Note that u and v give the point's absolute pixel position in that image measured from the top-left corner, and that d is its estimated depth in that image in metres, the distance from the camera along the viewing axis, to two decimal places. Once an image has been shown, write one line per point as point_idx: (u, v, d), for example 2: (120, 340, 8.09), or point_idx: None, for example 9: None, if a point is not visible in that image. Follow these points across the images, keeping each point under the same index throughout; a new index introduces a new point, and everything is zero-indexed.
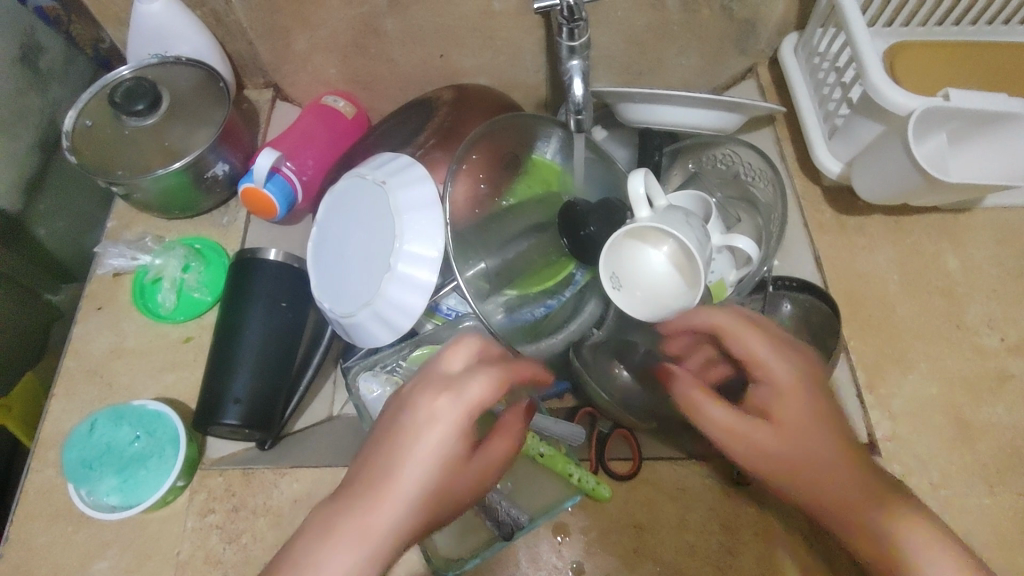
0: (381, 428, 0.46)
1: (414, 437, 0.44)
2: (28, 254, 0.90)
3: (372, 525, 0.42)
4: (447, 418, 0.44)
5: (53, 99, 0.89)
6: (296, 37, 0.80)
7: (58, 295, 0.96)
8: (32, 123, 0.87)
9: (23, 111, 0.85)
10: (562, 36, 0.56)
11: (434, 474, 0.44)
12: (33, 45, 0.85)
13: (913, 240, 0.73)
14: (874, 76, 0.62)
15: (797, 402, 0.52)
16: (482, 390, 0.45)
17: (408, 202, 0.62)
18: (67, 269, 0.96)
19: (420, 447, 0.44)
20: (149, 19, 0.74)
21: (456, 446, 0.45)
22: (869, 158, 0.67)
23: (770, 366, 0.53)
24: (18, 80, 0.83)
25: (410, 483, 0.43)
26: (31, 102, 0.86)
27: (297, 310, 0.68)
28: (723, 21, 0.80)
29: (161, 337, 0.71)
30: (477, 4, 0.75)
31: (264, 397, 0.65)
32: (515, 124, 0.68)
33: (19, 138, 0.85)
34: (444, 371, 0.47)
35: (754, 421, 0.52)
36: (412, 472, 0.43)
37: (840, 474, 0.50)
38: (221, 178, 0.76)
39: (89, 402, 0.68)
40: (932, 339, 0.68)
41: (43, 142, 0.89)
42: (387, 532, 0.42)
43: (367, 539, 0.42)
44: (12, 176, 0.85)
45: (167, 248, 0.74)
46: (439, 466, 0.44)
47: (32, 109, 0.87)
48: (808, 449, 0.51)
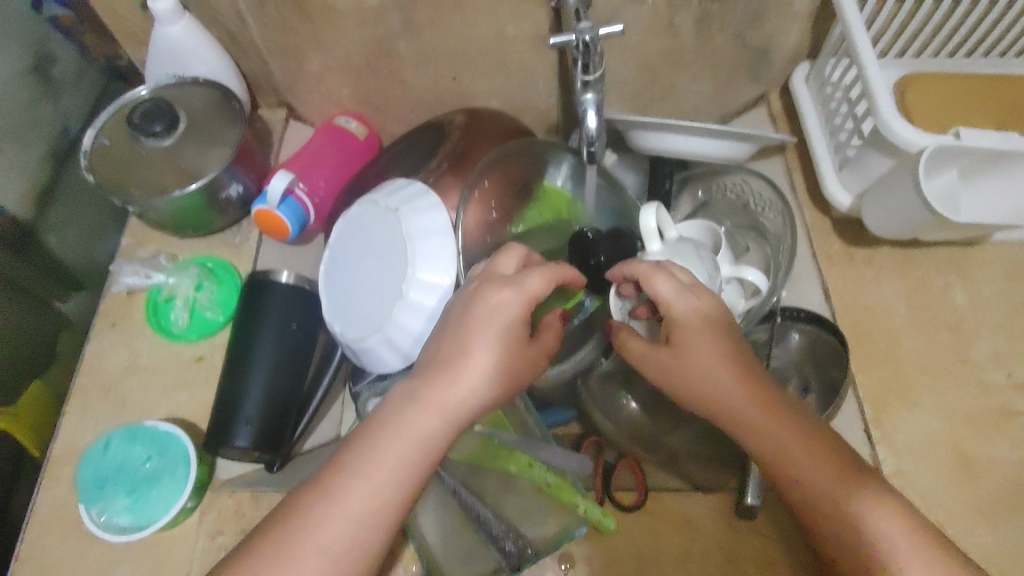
0: (448, 325, 0.52)
1: (484, 324, 0.50)
2: (36, 263, 0.91)
3: (449, 396, 0.48)
4: (512, 308, 0.51)
5: (65, 108, 0.93)
6: (311, 58, 0.81)
7: (68, 305, 0.95)
8: (42, 133, 0.91)
9: (36, 118, 0.90)
10: (578, 70, 0.57)
11: (504, 356, 0.50)
12: (46, 54, 0.88)
13: (921, 273, 0.73)
14: (886, 113, 0.62)
15: (712, 342, 0.52)
16: (538, 284, 0.52)
17: (420, 229, 0.63)
18: (78, 279, 0.95)
19: (487, 332, 0.50)
20: (168, 40, 0.75)
21: (520, 334, 0.51)
22: (880, 191, 0.68)
23: (684, 308, 0.53)
24: (28, 90, 0.88)
25: (482, 362, 0.49)
26: (42, 112, 0.90)
27: (308, 332, 0.69)
28: (734, 49, 0.80)
29: (173, 356, 0.72)
30: (490, 30, 0.76)
31: (275, 419, 0.65)
32: (527, 151, 0.68)
33: (31, 146, 0.90)
34: (503, 272, 0.53)
35: (673, 361, 0.53)
36: (486, 353, 0.49)
37: (764, 417, 0.50)
38: (235, 198, 0.77)
39: (102, 420, 0.69)
40: (939, 374, 0.68)
41: (53, 151, 0.93)
42: (461, 404, 0.48)
43: (445, 409, 0.48)
44: (21, 183, 0.89)
45: (180, 267, 0.75)
46: (506, 349, 0.50)
47: (46, 118, 0.91)
48: (730, 391, 0.51)
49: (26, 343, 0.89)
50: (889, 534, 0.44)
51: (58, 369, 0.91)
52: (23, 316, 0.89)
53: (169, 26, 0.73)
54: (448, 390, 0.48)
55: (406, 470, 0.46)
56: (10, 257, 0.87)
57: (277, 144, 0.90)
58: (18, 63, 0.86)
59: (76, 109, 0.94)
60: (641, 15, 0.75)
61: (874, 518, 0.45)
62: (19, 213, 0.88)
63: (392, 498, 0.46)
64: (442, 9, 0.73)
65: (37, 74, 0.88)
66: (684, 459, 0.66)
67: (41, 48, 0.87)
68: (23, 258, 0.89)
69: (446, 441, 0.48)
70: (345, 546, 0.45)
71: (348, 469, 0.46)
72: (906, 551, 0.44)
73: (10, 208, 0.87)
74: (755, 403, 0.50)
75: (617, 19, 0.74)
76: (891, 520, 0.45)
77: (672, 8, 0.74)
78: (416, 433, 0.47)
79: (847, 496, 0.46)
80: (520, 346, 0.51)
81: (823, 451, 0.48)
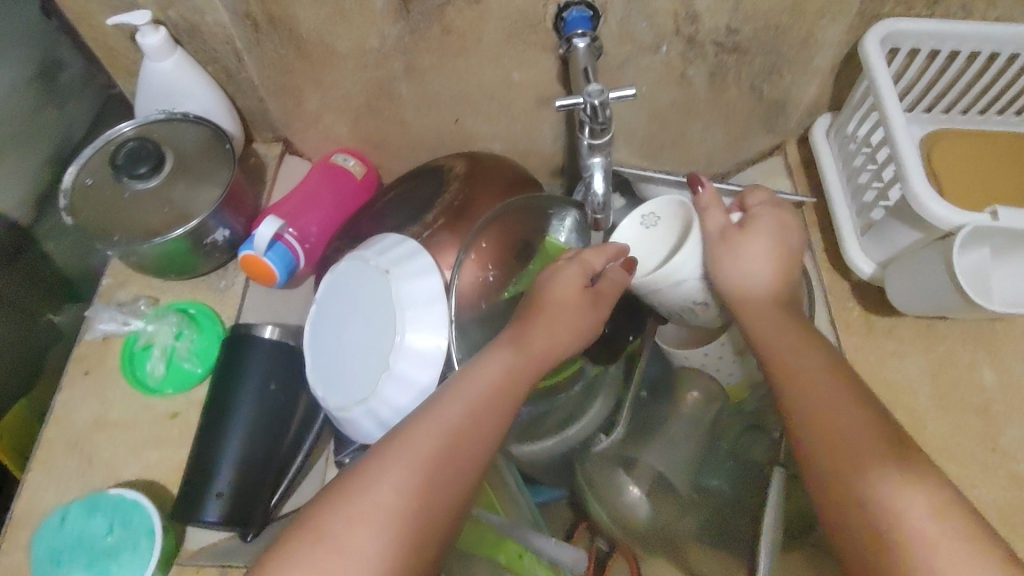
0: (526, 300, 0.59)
1: (553, 287, 0.57)
2: (35, 272, 0.86)
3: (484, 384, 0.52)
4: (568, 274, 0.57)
5: (70, 116, 0.86)
6: (307, 97, 0.78)
7: (61, 315, 0.88)
8: (45, 140, 0.85)
9: (35, 127, 0.83)
10: (585, 134, 0.53)
11: (564, 319, 0.56)
12: (53, 61, 0.81)
13: (947, 348, 0.68)
14: (916, 186, 0.57)
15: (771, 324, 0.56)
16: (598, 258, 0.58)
17: (411, 294, 0.59)
18: (76, 291, 0.89)
19: (551, 295, 0.56)
20: (158, 76, 0.72)
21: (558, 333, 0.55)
22: (907, 265, 0.63)
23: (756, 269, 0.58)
24: (30, 99, 0.82)
25: (552, 317, 0.56)
26: (46, 120, 0.84)
27: (288, 393, 0.65)
28: (751, 100, 0.76)
29: (146, 410, 0.68)
30: (495, 74, 0.72)
31: (250, 490, 0.61)
32: (524, 206, 0.65)
33: (33, 152, 0.83)
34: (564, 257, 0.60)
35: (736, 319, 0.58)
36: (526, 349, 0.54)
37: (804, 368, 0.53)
38: (221, 243, 0.73)
39: (66, 479, 0.64)
40: (965, 462, 0.64)
41: (55, 159, 0.86)
42: (535, 354, 0.55)
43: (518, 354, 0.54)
44: (21, 188, 0.83)
45: (159, 313, 0.71)
46: (570, 311, 0.56)
47: (46, 125, 0.84)
48: (792, 355, 0.54)
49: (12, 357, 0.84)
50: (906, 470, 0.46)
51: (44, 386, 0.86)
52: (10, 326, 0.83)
53: (158, 62, 0.70)
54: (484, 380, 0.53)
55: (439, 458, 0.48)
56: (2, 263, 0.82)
57: (269, 183, 0.86)
58: (22, 72, 0.80)
59: (84, 117, 0.87)
60: (654, 64, 0.71)
61: (882, 484, 0.45)
62: (20, 219, 0.83)
63: (453, 451, 0.49)
64: (446, 53, 0.70)
65: (42, 81, 0.82)
66: (686, 545, 0.62)
67: (47, 52, 0.80)
68: (16, 265, 0.84)
69: (510, 385, 0.53)
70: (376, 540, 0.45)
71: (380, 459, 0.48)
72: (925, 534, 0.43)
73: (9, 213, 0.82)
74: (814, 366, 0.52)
75: (627, 70, 0.71)
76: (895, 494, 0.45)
77: (686, 58, 0.70)
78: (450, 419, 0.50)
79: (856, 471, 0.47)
80: (559, 346, 0.56)
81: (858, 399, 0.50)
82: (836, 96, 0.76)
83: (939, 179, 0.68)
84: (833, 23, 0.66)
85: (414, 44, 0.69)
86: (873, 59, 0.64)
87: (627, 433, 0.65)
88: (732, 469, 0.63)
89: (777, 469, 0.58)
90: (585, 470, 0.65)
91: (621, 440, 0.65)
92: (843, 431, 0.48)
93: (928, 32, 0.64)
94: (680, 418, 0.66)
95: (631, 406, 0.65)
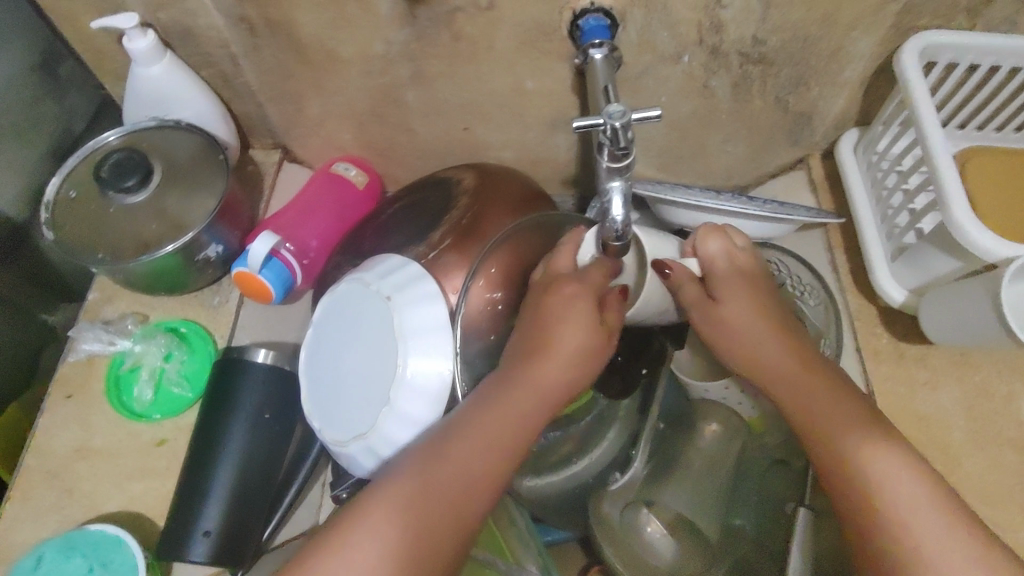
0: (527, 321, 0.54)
1: (562, 312, 0.51)
2: (28, 269, 0.79)
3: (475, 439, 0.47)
4: (579, 297, 0.51)
5: (70, 107, 0.79)
6: (308, 102, 0.74)
7: (55, 316, 0.83)
8: (45, 131, 0.78)
9: (36, 119, 0.76)
10: (604, 156, 0.49)
11: (578, 348, 0.51)
12: (52, 51, 0.76)
13: (983, 379, 0.65)
14: (958, 212, 0.53)
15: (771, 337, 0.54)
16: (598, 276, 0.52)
17: (415, 322, 0.55)
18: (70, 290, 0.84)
19: (558, 318, 0.51)
20: (149, 82, 0.68)
21: (565, 378, 0.50)
22: (947, 296, 0.59)
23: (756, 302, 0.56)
24: (26, 89, 0.74)
25: (564, 346, 0.50)
26: (46, 110, 0.77)
27: (283, 422, 0.61)
28: (776, 113, 0.72)
29: (131, 437, 0.64)
30: (508, 82, 0.68)
31: (243, 527, 0.58)
32: (537, 225, 0.62)
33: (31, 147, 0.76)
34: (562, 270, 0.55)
35: (744, 354, 0.54)
36: (521, 396, 0.49)
37: (821, 411, 0.49)
38: (214, 259, 0.69)
39: (45, 511, 0.61)
40: (1001, 503, 0.60)
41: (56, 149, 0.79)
42: (549, 384, 0.50)
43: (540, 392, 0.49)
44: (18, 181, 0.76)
45: (147, 333, 0.67)
46: (589, 337, 0.51)
47: (47, 116, 0.77)
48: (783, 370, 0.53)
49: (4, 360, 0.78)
50: (941, 519, 0.43)
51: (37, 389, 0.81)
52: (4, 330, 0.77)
53: (148, 67, 0.66)
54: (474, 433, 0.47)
55: (425, 525, 0.44)
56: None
57: (268, 191, 0.82)
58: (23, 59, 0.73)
59: (84, 107, 0.81)
60: (675, 74, 0.67)
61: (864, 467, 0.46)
62: (13, 215, 0.76)
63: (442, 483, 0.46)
64: (454, 60, 0.66)
65: (40, 71, 0.75)
66: None
67: (46, 43, 0.75)
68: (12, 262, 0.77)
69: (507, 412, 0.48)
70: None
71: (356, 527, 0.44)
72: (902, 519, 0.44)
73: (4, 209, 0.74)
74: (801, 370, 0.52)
75: (646, 80, 0.67)
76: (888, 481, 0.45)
77: (709, 69, 0.66)
78: (429, 478, 0.45)
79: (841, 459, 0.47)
80: (572, 381, 0.50)
81: (854, 416, 0.49)
82: (865, 110, 0.71)
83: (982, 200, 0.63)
84: (866, 35, 0.62)
85: (421, 50, 0.65)
86: (909, 73, 0.59)
87: (648, 471, 0.62)
88: (757, 510, 0.62)
89: (802, 510, 0.56)
90: (600, 511, 0.61)
91: (641, 477, 0.61)
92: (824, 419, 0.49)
93: (968, 45, 0.60)
94: (699, 452, 0.63)
95: (651, 438, 0.61)
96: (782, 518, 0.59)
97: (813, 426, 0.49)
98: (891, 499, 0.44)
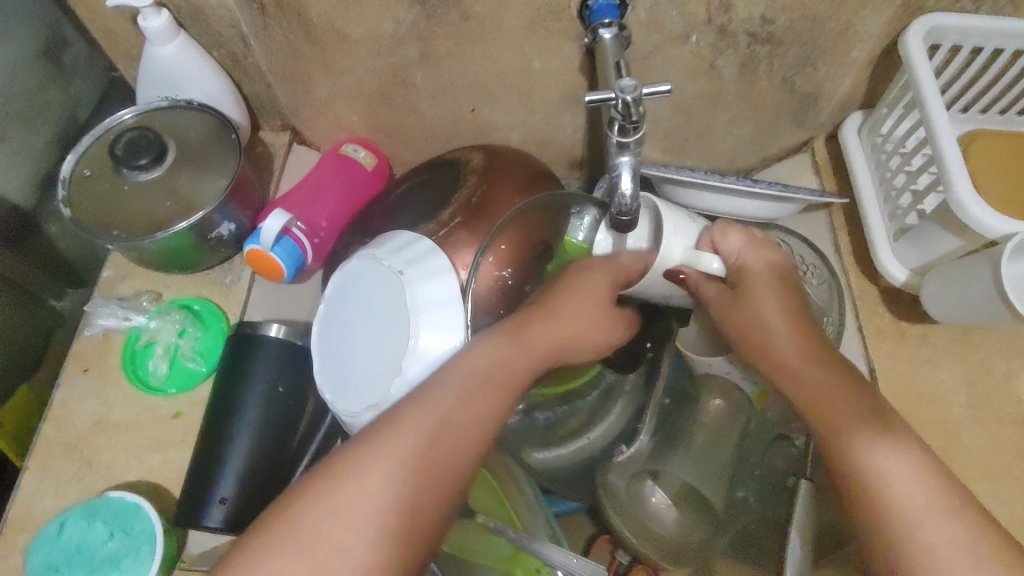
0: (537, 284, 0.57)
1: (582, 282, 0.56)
2: (36, 256, 0.80)
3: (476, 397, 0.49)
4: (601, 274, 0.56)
5: (75, 94, 0.79)
6: (317, 83, 0.75)
7: (64, 300, 0.84)
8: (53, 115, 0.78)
9: (43, 105, 0.77)
10: (614, 132, 0.49)
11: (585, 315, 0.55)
12: (57, 38, 0.75)
13: (983, 356, 0.66)
14: (960, 189, 0.54)
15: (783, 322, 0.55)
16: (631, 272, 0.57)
17: (427, 295, 0.56)
18: (77, 275, 0.85)
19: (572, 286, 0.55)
20: (161, 61, 0.68)
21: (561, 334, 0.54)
22: (948, 273, 0.60)
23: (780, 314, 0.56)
24: (34, 76, 0.74)
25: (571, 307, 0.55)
26: (51, 97, 0.77)
27: (297, 395, 0.63)
28: (782, 94, 0.72)
29: (148, 411, 0.65)
30: (515, 62, 0.69)
31: (257, 498, 0.59)
32: (546, 204, 0.63)
33: (37, 134, 0.77)
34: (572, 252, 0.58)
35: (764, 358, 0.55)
36: (518, 359, 0.51)
37: (871, 453, 0.48)
38: (226, 237, 0.70)
39: (66, 481, 0.62)
40: (1000, 477, 0.61)
41: (63, 133, 0.79)
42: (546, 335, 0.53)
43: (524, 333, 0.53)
44: (27, 169, 0.76)
45: (162, 310, 0.69)
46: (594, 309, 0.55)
47: (53, 103, 0.77)
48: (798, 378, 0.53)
49: (13, 344, 0.79)
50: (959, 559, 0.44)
51: (46, 371, 0.83)
52: (13, 315, 0.79)
53: (160, 46, 0.67)
54: (475, 391, 0.49)
55: (424, 476, 0.46)
56: (8, 248, 0.76)
57: (277, 172, 0.83)
58: (29, 46, 0.73)
59: (89, 93, 0.80)
60: (682, 55, 0.67)
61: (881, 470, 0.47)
62: (19, 201, 0.76)
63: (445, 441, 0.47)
64: (463, 40, 0.66)
65: (45, 58, 0.75)
66: (714, 556, 0.61)
67: (52, 28, 0.74)
68: (21, 250, 0.78)
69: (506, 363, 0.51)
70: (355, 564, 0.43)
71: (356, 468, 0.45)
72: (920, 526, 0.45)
73: (12, 196, 0.75)
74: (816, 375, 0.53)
75: (653, 60, 0.68)
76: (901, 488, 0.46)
77: (717, 49, 0.66)
78: (434, 432, 0.47)
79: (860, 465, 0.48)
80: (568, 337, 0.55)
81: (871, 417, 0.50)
82: (870, 91, 0.72)
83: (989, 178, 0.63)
84: (874, 15, 0.62)
85: (430, 30, 0.66)
86: (914, 53, 0.60)
87: (654, 444, 0.63)
88: (761, 482, 0.62)
89: (803, 481, 0.57)
90: (608, 487, 0.62)
91: (646, 451, 0.63)
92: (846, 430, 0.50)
93: (974, 25, 0.60)
94: (703, 428, 0.64)
95: (655, 414, 0.63)
96: (785, 491, 0.59)
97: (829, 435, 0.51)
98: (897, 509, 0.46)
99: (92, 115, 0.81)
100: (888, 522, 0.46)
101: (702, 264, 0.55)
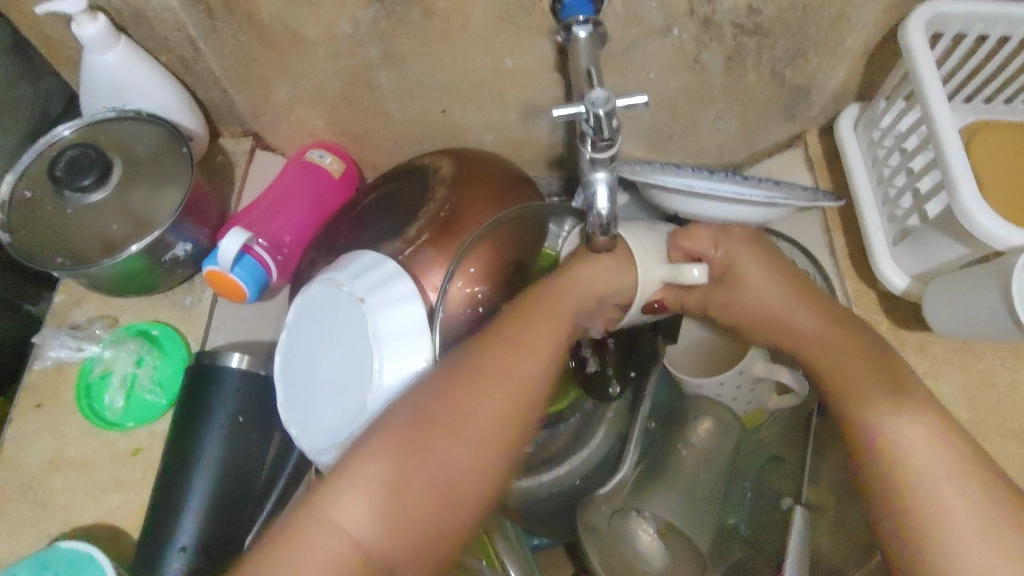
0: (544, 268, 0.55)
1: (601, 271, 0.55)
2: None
3: (521, 362, 0.49)
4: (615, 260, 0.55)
5: (46, 89, 0.72)
6: (275, 87, 0.69)
7: (40, 307, 0.76)
8: None
9: (11, 101, 0.69)
10: (587, 147, 0.46)
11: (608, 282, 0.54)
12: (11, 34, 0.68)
13: (985, 364, 0.63)
14: (963, 195, 0.50)
15: (785, 287, 0.56)
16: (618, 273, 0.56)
17: (391, 326, 0.53)
18: (49, 279, 0.77)
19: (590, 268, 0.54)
20: (103, 70, 0.63)
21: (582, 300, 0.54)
22: (950, 284, 0.57)
23: (770, 289, 0.56)
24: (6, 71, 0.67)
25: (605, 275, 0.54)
26: (21, 94, 0.70)
27: (259, 428, 0.59)
28: (773, 87, 0.67)
29: (105, 447, 0.63)
30: (486, 61, 0.63)
31: (219, 544, 0.56)
32: (524, 218, 0.60)
33: (6, 132, 0.70)
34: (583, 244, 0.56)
35: (776, 325, 0.56)
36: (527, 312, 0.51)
37: (893, 423, 0.47)
38: (182, 258, 0.66)
39: (19, 526, 0.60)
40: None
41: None
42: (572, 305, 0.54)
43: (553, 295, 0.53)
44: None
45: (117, 339, 0.66)
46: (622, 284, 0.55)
47: (21, 99, 0.70)
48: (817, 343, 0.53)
49: None
50: (975, 544, 0.43)
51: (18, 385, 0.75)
52: None
53: (100, 53, 0.62)
54: (516, 355, 0.49)
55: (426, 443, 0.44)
56: None
57: (239, 182, 0.78)
58: None
59: (60, 90, 0.74)
60: (664, 49, 0.62)
61: (899, 432, 0.47)
62: None
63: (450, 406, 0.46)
64: (428, 39, 0.61)
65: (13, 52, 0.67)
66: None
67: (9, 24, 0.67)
68: None
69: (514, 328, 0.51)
70: (407, 525, 0.43)
71: (394, 421, 0.46)
72: (948, 502, 0.44)
73: None
74: (825, 329, 0.53)
75: (634, 55, 0.63)
76: (923, 458, 0.46)
77: (701, 42, 0.61)
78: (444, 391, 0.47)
79: (871, 424, 0.48)
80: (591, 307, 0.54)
81: (880, 378, 0.50)
82: (867, 82, 0.67)
83: (1002, 174, 0.58)
84: (869, 2, 0.57)
85: (391, 29, 0.60)
86: (914, 43, 0.55)
87: (638, 473, 0.62)
88: (752, 507, 0.62)
89: (798, 508, 0.57)
90: (590, 525, 0.60)
91: (632, 480, 0.61)
92: (856, 385, 0.50)
93: (978, 12, 0.55)
94: (691, 450, 0.63)
95: (641, 438, 0.62)
96: (777, 515, 0.60)
97: (841, 386, 0.51)
98: (917, 487, 0.45)
99: (63, 112, 0.75)
100: (905, 499, 0.45)
101: (682, 276, 0.56)
